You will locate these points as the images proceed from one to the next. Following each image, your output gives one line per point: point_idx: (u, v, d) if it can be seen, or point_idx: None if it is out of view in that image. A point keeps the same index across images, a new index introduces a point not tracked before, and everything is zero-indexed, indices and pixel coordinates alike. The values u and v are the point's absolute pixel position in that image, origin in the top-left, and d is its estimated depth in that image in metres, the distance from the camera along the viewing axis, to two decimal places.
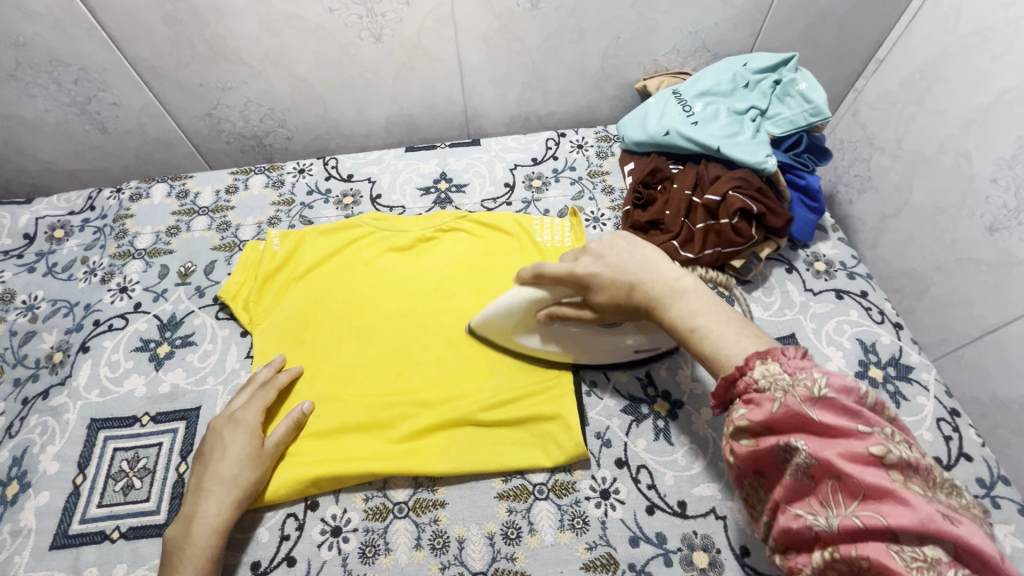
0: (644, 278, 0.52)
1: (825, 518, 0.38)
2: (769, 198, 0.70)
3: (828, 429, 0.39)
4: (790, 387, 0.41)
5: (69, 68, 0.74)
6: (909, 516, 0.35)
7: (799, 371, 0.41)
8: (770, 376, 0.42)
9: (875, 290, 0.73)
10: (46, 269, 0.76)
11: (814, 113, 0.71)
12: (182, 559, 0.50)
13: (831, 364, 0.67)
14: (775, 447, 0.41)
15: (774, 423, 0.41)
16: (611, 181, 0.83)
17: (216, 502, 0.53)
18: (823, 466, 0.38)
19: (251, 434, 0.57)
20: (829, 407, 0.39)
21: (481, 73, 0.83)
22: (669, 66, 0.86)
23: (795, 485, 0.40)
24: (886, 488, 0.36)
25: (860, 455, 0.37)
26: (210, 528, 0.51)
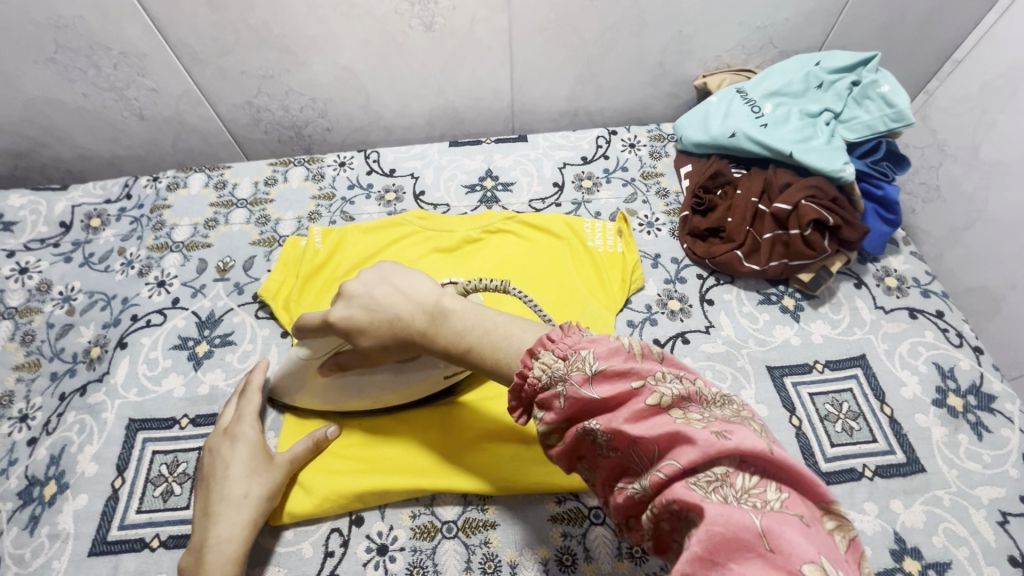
0: (404, 307, 0.46)
1: (640, 482, 0.35)
2: (845, 209, 0.65)
3: (610, 399, 0.36)
4: (564, 372, 0.37)
5: (109, 52, 0.72)
6: (696, 452, 0.32)
7: (569, 353, 0.38)
8: (550, 362, 0.39)
9: (951, 310, 0.68)
10: (82, 259, 0.74)
11: (895, 118, 0.66)
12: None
13: (906, 390, 0.62)
14: (581, 434, 0.37)
15: (569, 413, 0.37)
16: (666, 184, 0.79)
17: (228, 524, 0.50)
18: (616, 434, 0.35)
19: (251, 447, 0.54)
20: (602, 372, 0.36)
21: (533, 65, 0.78)
22: (731, 62, 0.81)
23: (612, 463, 0.37)
24: (666, 433, 0.33)
25: (640, 410, 0.35)
26: (225, 549, 0.49)
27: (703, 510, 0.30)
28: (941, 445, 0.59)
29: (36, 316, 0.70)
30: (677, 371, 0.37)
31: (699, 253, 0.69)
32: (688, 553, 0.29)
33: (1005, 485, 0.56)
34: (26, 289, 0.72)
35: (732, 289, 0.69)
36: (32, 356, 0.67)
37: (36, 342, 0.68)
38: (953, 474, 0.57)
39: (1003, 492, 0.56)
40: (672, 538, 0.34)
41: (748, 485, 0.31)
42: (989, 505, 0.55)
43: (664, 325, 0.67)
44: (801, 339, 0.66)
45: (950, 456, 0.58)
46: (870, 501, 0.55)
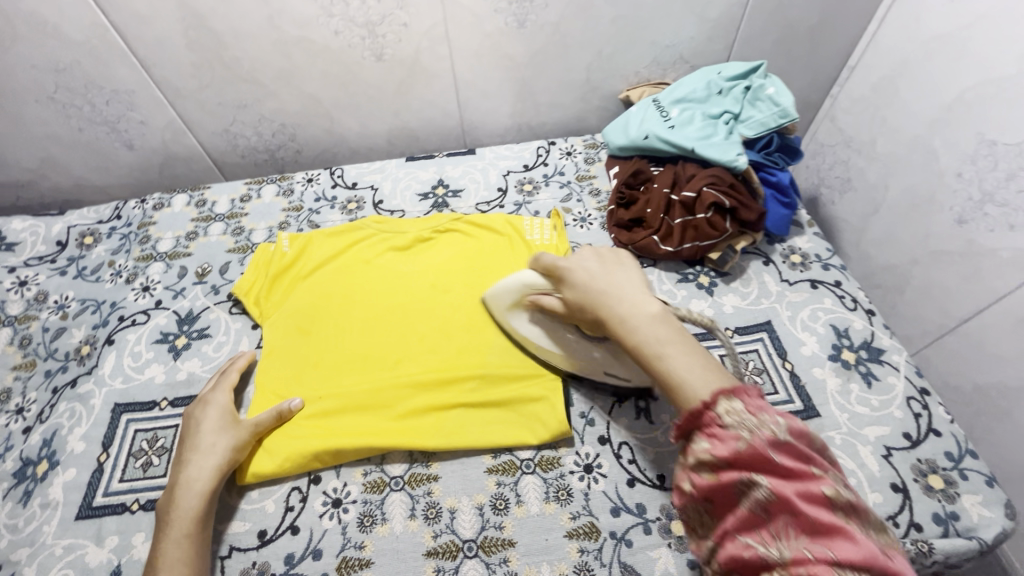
0: (620, 293, 0.57)
1: (773, 549, 0.39)
2: (742, 193, 0.74)
3: (797, 471, 0.41)
4: (756, 426, 0.43)
5: (101, 90, 0.83)
6: (855, 551, 0.36)
7: (760, 412, 0.44)
8: (736, 411, 0.45)
9: (848, 280, 0.76)
10: (76, 272, 0.83)
11: (782, 115, 0.76)
12: (171, 518, 0.55)
13: (805, 348, 0.70)
14: (732, 480, 0.43)
15: (735, 458, 0.43)
16: (598, 184, 0.89)
17: (197, 468, 0.58)
18: (773, 501, 0.40)
19: (221, 409, 0.63)
20: (777, 439, 0.42)
21: (475, 87, 0.89)
22: (650, 77, 0.92)
23: (749, 518, 0.41)
24: (828, 522, 0.38)
25: (816, 495, 0.40)
26: (194, 489, 0.57)
27: None
28: (835, 393, 0.66)
29: (33, 322, 0.78)
30: (844, 481, 0.42)
31: (623, 240, 0.78)
32: None
33: (889, 424, 0.63)
34: (24, 299, 0.81)
35: (654, 270, 0.78)
36: (29, 357, 0.75)
37: (33, 345, 0.76)
38: (844, 417, 0.64)
39: (887, 430, 0.63)
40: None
41: None
42: (875, 442, 0.62)
43: None
44: (713, 310, 0.74)
45: (842, 402, 0.65)
46: None
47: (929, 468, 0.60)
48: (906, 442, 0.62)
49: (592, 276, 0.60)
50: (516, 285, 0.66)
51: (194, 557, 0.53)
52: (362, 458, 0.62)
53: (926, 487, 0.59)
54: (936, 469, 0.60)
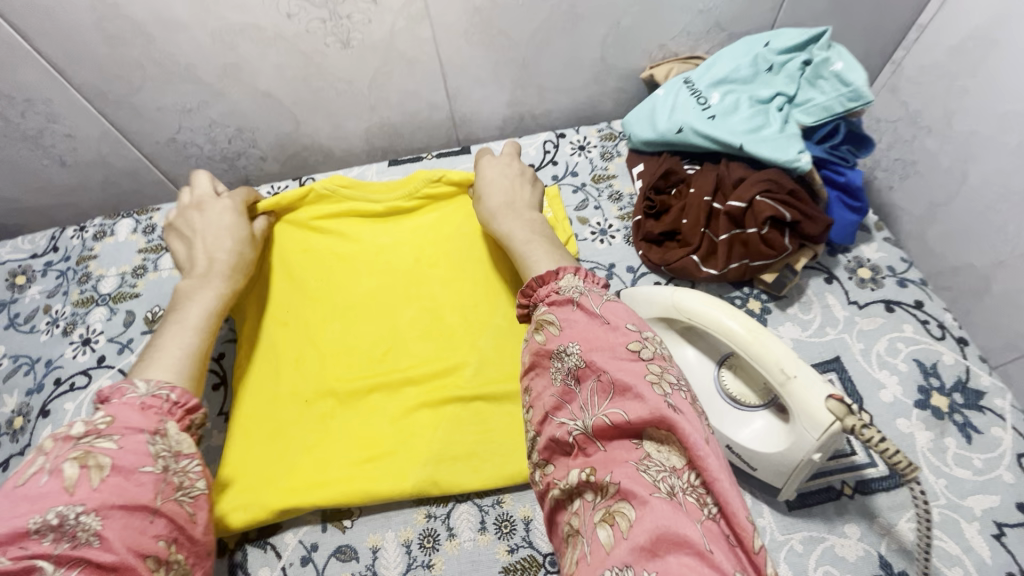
0: (511, 200, 0.60)
1: (580, 423, 0.36)
2: (804, 201, 0.59)
3: (606, 340, 0.38)
4: (587, 294, 0.43)
5: (12, 101, 0.68)
6: (644, 410, 0.35)
7: (593, 287, 0.44)
8: (571, 285, 0.45)
9: (931, 299, 0.63)
10: (7, 321, 0.70)
11: (852, 97, 0.60)
12: (177, 304, 0.55)
13: (886, 393, 0.57)
14: (568, 326, 0.40)
15: (566, 318, 0.41)
16: (619, 187, 0.74)
17: (225, 233, 0.60)
18: (602, 342, 0.38)
19: (231, 212, 0.62)
20: (629, 318, 0.41)
21: (466, 73, 0.74)
22: (678, 50, 0.76)
23: (562, 391, 0.38)
24: (635, 384, 0.36)
25: (619, 355, 0.37)
26: (211, 276, 0.57)
27: (653, 504, 0.31)
28: (927, 452, 0.53)
29: None
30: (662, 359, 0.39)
31: (654, 260, 0.65)
32: (631, 540, 0.31)
33: (998, 493, 0.51)
34: None
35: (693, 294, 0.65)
36: None
37: None
38: (941, 484, 0.52)
39: (997, 501, 0.51)
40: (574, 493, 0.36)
41: (691, 481, 0.34)
42: (982, 517, 0.50)
43: None
44: None
45: (936, 463, 0.53)
46: (852, 523, 0.50)
47: None
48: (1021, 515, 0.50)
49: (496, 175, 0.63)
50: (665, 299, 0.53)
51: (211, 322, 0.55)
52: (320, 508, 0.53)
53: None
54: None
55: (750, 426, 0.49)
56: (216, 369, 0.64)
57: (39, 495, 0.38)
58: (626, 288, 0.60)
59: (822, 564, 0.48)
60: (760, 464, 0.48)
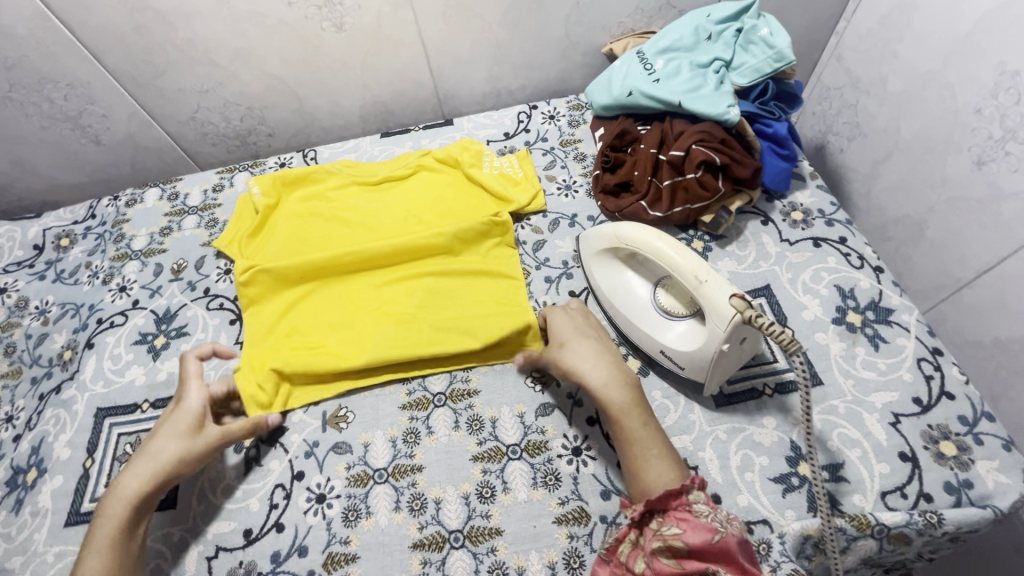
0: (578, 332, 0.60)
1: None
2: (734, 149, 0.68)
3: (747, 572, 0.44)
4: (724, 523, 0.47)
5: (57, 85, 0.79)
6: None
7: (718, 511, 0.48)
8: (699, 505, 0.48)
9: (854, 236, 0.71)
10: (54, 276, 0.81)
11: (778, 58, 0.69)
12: (114, 493, 0.54)
13: (807, 312, 0.65)
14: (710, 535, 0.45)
15: (702, 548, 0.45)
16: (583, 149, 0.84)
17: (166, 438, 0.56)
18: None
19: (179, 437, 0.56)
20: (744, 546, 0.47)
21: (446, 52, 0.83)
22: (635, 27, 0.85)
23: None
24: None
25: None
26: (124, 502, 0.53)
27: None
28: (838, 359, 0.62)
29: (16, 329, 0.78)
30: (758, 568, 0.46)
31: (609, 208, 0.74)
32: None
33: (897, 389, 0.59)
34: (6, 306, 0.80)
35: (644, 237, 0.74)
36: (15, 364, 0.75)
37: (18, 352, 0.76)
38: (849, 383, 0.60)
39: (896, 396, 0.59)
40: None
41: None
42: (882, 409, 0.58)
43: (580, 277, 0.71)
44: None
45: (847, 367, 0.61)
46: (769, 416, 0.59)
47: (940, 434, 0.56)
48: (916, 407, 0.58)
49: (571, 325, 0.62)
50: (608, 232, 0.63)
51: (115, 551, 0.51)
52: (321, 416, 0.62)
53: (937, 455, 0.55)
54: (948, 435, 0.56)
55: (677, 330, 0.58)
56: (233, 308, 0.73)
57: None
58: (583, 232, 0.69)
59: (741, 447, 0.57)
60: (686, 361, 0.57)
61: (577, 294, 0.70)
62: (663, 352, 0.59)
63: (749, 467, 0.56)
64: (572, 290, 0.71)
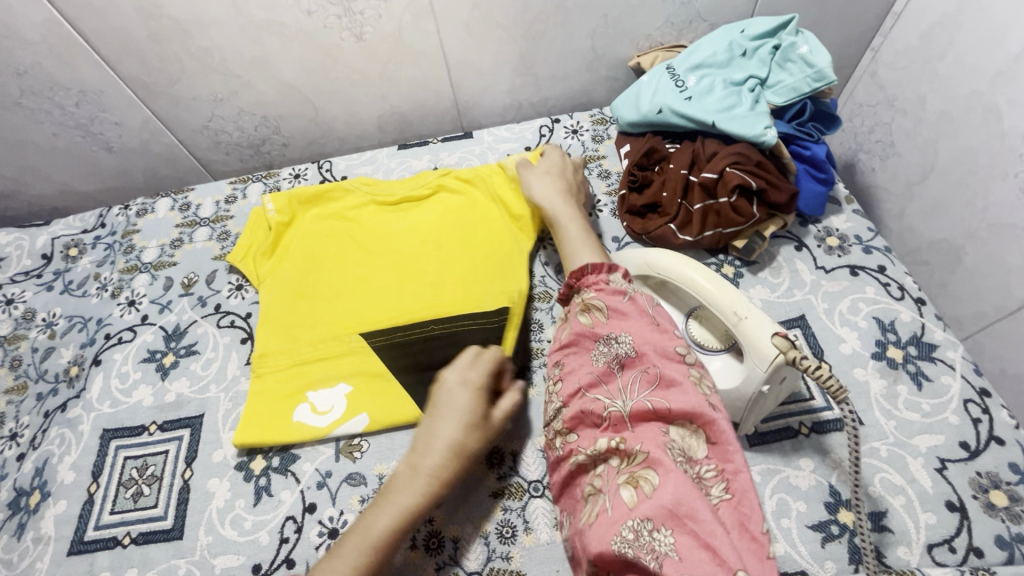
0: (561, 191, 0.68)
1: (616, 401, 0.47)
2: (770, 172, 0.65)
3: (655, 326, 0.50)
4: (634, 293, 0.53)
5: (68, 92, 0.77)
6: (688, 414, 0.45)
7: (636, 286, 0.54)
8: (620, 282, 0.54)
9: (894, 265, 0.68)
10: (62, 287, 0.79)
11: (817, 78, 0.66)
12: (418, 467, 0.49)
13: (845, 346, 0.62)
14: (619, 318, 0.51)
15: (616, 313, 0.51)
16: (607, 166, 0.81)
17: (456, 419, 0.51)
18: (649, 340, 0.49)
19: (464, 420, 0.51)
20: (672, 326, 0.52)
21: (468, 64, 0.81)
22: (663, 40, 0.82)
23: (604, 372, 0.49)
24: (682, 382, 0.46)
25: (670, 360, 0.48)
26: (426, 487, 0.49)
27: (685, 489, 0.41)
28: (879, 398, 0.59)
29: (22, 342, 0.76)
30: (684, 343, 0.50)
31: (636, 230, 0.71)
32: (660, 504, 0.41)
33: (943, 433, 0.56)
34: (12, 318, 0.78)
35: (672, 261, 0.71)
36: (20, 379, 0.73)
37: (23, 366, 0.74)
38: (891, 425, 0.57)
39: (941, 439, 0.56)
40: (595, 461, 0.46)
41: (702, 473, 0.44)
42: (927, 453, 0.55)
43: None
44: None
45: (888, 407, 0.58)
46: (805, 458, 0.56)
47: (990, 483, 0.53)
48: (963, 452, 0.55)
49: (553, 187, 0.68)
50: (637, 259, 0.60)
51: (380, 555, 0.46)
52: (333, 437, 0.61)
53: (987, 505, 0.52)
54: (998, 484, 0.53)
55: (710, 366, 0.55)
56: (244, 326, 0.71)
57: (612, 518, 0.42)
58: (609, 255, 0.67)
59: (777, 491, 0.54)
60: (719, 400, 0.54)
61: None
62: None
63: (786, 512, 0.53)
64: None
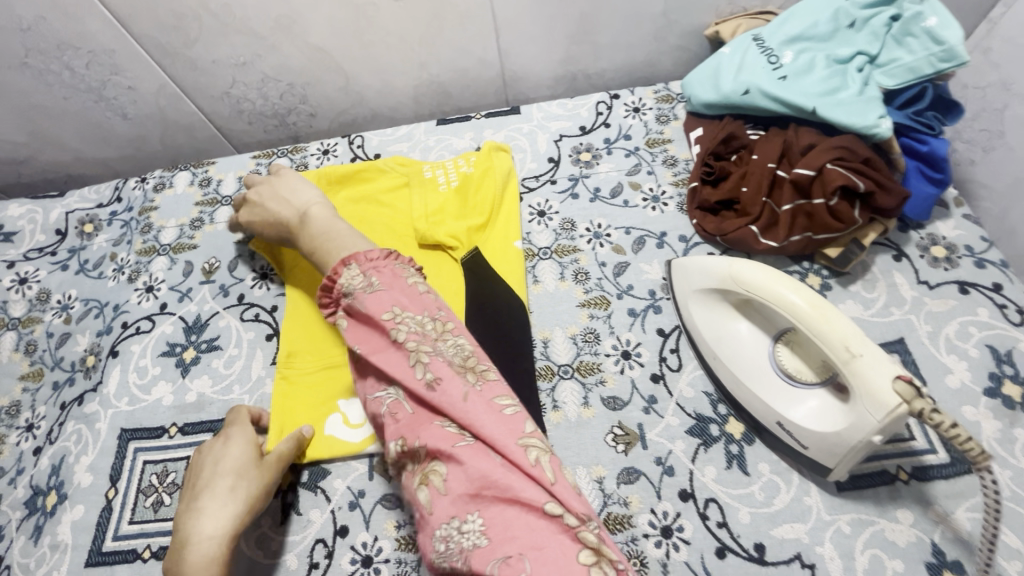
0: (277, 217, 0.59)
1: (389, 394, 0.45)
2: (879, 171, 0.55)
3: (372, 318, 0.46)
4: (365, 286, 0.48)
5: (77, 52, 0.70)
6: (447, 389, 0.42)
7: (369, 274, 0.49)
8: (353, 280, 0.49)
9: (1012, 282, 0.58)
10: (77, 267, 0.74)
11: (945, 57, 0.55)
12: (205, 519, 0.47)
13: (952, 378, 0.54)
14: (359, 325, 0.48)
15: (358, 319, 0.47)
16: (674, 151, 0.71)
17: (234, 471, 0.51)
18: (380, 344, 0.46)
19: (240, 470, 0.51)
20: (396, 304, 0.46)
21: (519, 28, 0.71)
22: (748, 5, 0.70)
23: (381, 377, 0.46)
24: (395, 372, 0.44)
25: (382, 344, 0.46)
26: (214, 538, 0.46)
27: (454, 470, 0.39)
28: (993, 442, 0.51)
29: (37, 326, 0.71)
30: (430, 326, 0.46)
31: (708, 229, 0.62)
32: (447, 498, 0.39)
33: None
34: (27, 299, 0.73)
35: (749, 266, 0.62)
36: (36, 366, 0.69)
37: (38, 351, 0.70)
38: (1007, 476, 0.49)
39: None
40: (402, 467, 0.43)
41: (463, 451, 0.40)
42: None
43: (669, 312, 0.60)
44: None
45: (1003, 454, 0.50)
46: (904, 509, 0.49)
47: None
48: None
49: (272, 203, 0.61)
50: (720, 270, 0.52)
51: None
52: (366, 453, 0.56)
53: None
54: None
55: (803, 401, 0.48)
56: (269, 321, 0.65)
57: (426, 524, 0.39)
58: (678, 260, 0.58)
59: (869, 546, 0.47)
60: (812, 442, 0.47)
61: (666, 333, 0.59)
62: (781, 424, 0.49)
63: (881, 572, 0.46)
64: (660, 328, 0.60)
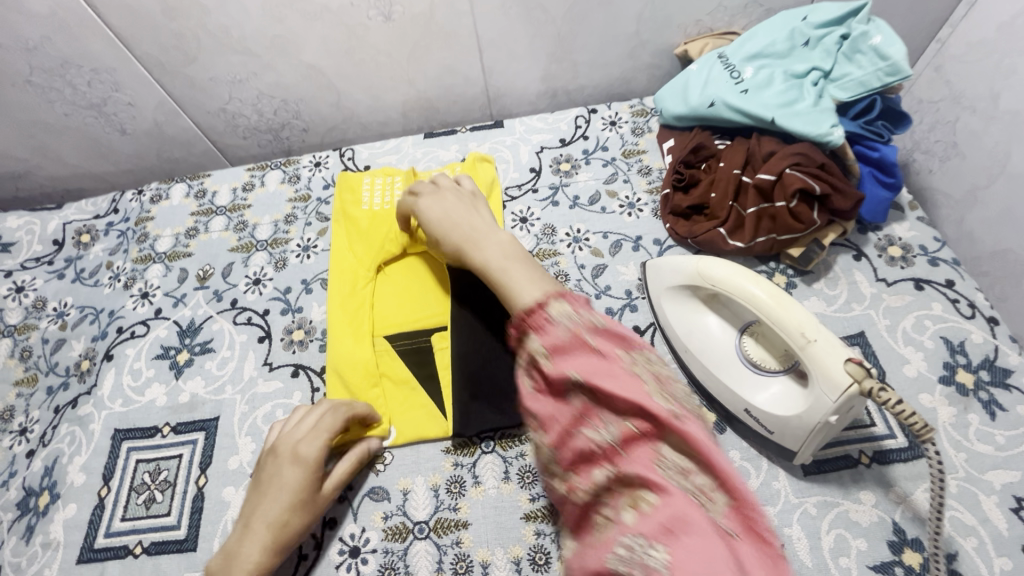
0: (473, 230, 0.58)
1: (602, 429, 0.37)
2: (834, 175, 0.60)
3: (606, 345, 0.40)
4: (579, 316, 0.41)
5: (80, 70, 0.73)
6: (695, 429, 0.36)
7: (583, 310, 0.42)
8: (563, 310, 0.42)
9: (963, 278, 0.62)
10: (74, 275, 0.76)
11: (890, 71, 0.60)
12: (249, 539, 0.49)
13: (909, 368, 0.57)
14: (560, 352, 0.40)
15: (560, 346, 0.40)
16: (649, 161, 0.75)
17: (281, 504, 0.49)
18: (603, 368, 0.38)
19: (292, 504, 0.50)
20: (624, 340, 0.41)
21: (501, 48, 0.75)
22: (713, 26, 0.76)
23: (580, 407, 0.38)
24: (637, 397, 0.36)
25: (617, 371, 0.38)
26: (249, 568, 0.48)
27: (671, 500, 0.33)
28: (948, 426, 0.54)
29: (32, 333, 0.73)
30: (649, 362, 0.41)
31: (680, 232, 0.66)
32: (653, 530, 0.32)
33: (1020, 469, 0.51)
34: (23, 306, 0.75)
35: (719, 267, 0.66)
36: (30, 371, 0.70)
37: (33, 357, 0.71)
38: (961, 458, 0.52)
39: (1018, 476, 0.51)
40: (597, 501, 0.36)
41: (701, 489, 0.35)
42: (1001, 491, 0.50)
43: (645, 310, 0.64)
44: None
45: (957, 437, 0.53)
46: (866, 490, 0.51)
47: None
48: None
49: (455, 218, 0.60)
50: (689, 268, 0.55)
51: None
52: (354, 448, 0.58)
53: None
54: None
55: (768, 389, 0.51)
56: (261, 324, 0.67)
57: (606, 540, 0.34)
58: (652, 261, 0.62)
59: (834, 526, 0.50)
60: (776, 427, 0.50)
61: (641, 330, 0.62)
62: (748, 411, 0.52)
63: (845, 551, 0.49)
64: (635, 325, 0.63)
